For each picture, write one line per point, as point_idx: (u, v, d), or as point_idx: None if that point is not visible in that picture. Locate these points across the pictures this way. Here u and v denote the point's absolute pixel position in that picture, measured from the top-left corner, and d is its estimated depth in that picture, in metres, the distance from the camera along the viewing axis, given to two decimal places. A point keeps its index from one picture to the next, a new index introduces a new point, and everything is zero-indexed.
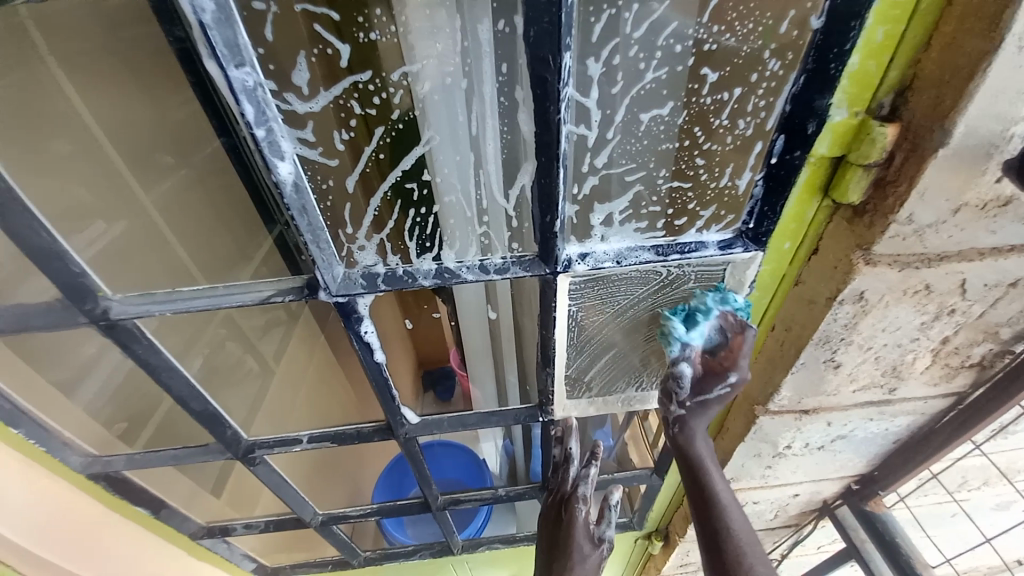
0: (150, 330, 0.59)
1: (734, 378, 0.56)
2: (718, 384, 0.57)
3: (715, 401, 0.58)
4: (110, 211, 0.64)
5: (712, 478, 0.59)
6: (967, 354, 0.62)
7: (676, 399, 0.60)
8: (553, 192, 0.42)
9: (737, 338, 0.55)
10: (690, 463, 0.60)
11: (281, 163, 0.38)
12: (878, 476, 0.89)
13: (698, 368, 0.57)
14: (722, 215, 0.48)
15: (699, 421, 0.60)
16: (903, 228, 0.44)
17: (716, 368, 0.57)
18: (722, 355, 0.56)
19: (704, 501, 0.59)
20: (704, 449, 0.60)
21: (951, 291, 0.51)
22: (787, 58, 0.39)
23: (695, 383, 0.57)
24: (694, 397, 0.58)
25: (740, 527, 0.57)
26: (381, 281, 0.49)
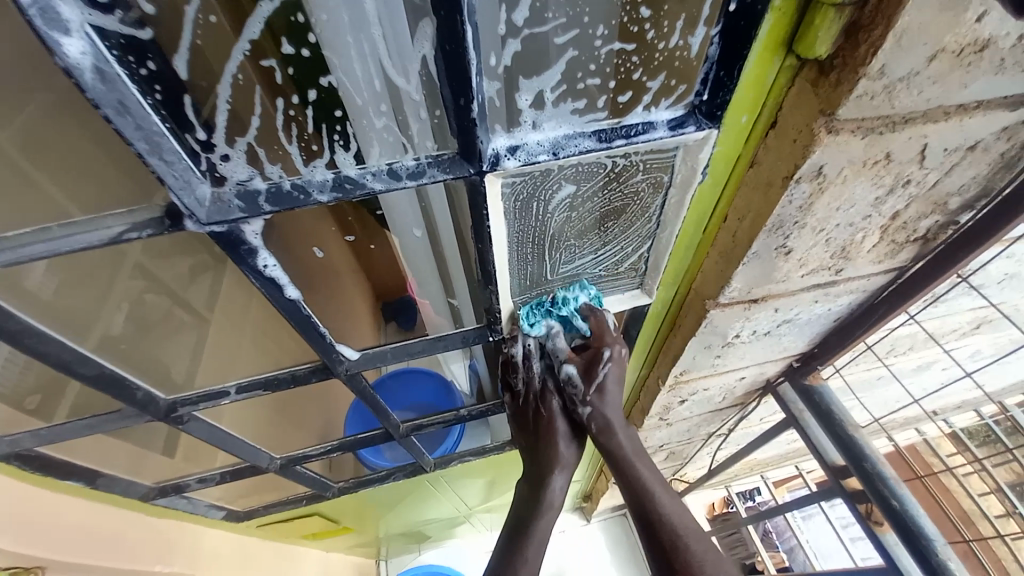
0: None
1: (608, 355, 0.66)
2: (600, 364, 0.66)
3: (609, 381, 0.68)
4: None
5: (638, 469, 0.67)
6: (913, 228, 0.62)
7: (581, 393, 0.68)
8: (465, 63, 0.32)
9: (596, 323, 0.67)
10: (617, 457, 0.68)
11: (68, 41, 0.26)
12: (818, 352, 0.94)
13: (579, 361, 0.67)
14: (672, 86, 0.40)
15: (608, 408, 0.69)
16: (873, 84, 0.38)
17: (589, 355, 0.67)
18: (593, 340, 0.67)
19: (639, 491, 0.66)
20: (621, 433, 0.69)
21: (910, 159, 0.48)
22: None
23: (584, 372, 0.67)
24: (590, 387, 0.67)
25: (675, 510, 0.64)
26: (264, 202, 0.39)
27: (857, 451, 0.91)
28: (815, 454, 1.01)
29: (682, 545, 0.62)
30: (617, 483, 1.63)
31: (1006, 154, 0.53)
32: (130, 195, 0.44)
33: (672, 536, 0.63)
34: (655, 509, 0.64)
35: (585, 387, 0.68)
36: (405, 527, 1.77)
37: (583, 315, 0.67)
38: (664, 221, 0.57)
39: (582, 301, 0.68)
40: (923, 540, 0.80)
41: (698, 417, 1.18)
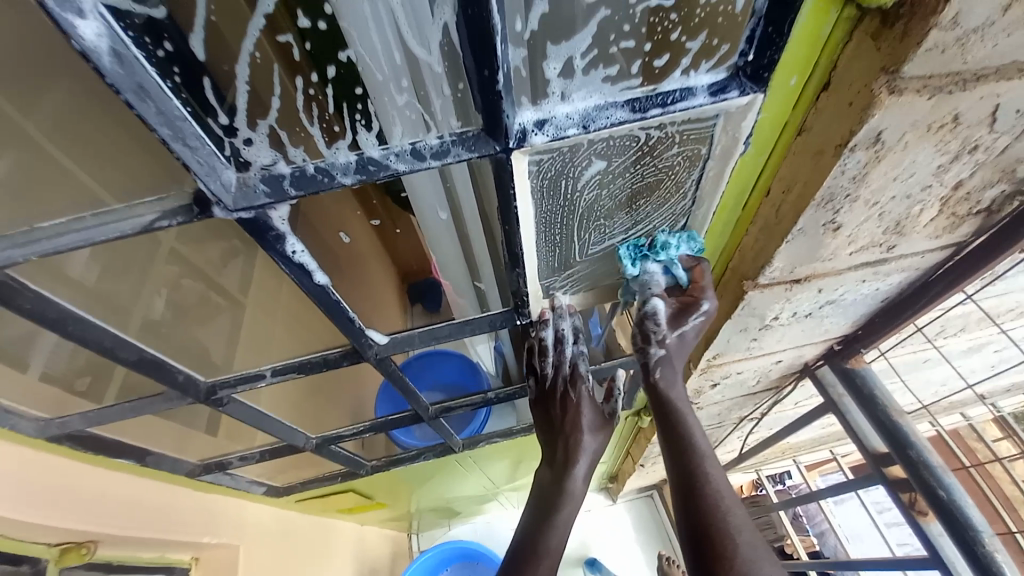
0: (25, 276, 0.48)
1: (706, 305, 0.61)
2: (693, 313, 0.62)
3: (692, 333, 0.63)
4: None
5: (691, 427, 0.62)
6: (976, 200, 0.56)
7: (659, 334, 0.63)
8: (488, 28, 0.30)
9: (699, 271, 0.62)
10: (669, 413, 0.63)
11: (81, 22, 0.25)
12: (861, 334, 0.89)
13: (671, 304, 0.63)
14: (713, 47, 0.37)
15: (677, 358, 0.65)
16: (945, 36, 0.34)
17: (687, 300, 0.62)
18: (689, 288, 0.63)
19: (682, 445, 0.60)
20: (678, 398, 0.64)
21: (979, 123, 0.43)
22: None
23: (676, 315, 0.62)
24: (674, 331, 0.62)
25: (719, 476, 0.58)
26: (288, 185, 0.38)
27: (902, 438, 0.86)
28: (856, 439, 0.97)
29: (722, 507, 0.56)
30: (645, 465, 1.62)
31: None
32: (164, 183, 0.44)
33: (714, 497, 0.56)
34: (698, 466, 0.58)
35: (665, 331, 0.62)
36: (435, 504, 1.82)
37: (682, 267, 0.62)
38: (700, 196, 0.54)
39: (683, 252, 0.61)
40: (971, 530, 0.77)
41: (730, 401, 1.15)
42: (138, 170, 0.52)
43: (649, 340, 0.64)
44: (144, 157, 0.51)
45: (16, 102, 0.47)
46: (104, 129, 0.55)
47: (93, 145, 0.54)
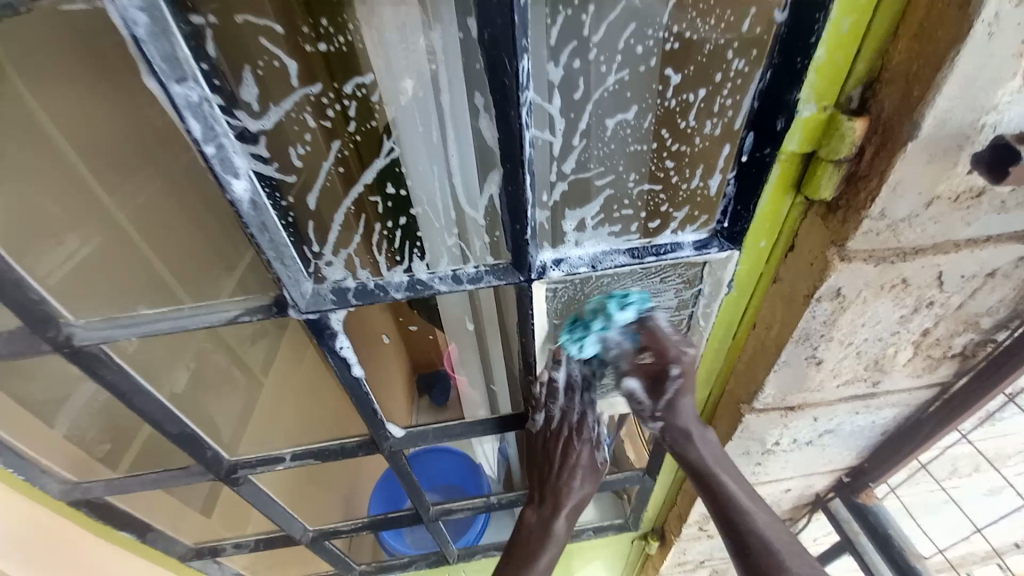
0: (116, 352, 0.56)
1: (675, 371, 0.57)
2: (668, 381, 0.58)
3: (679, 395, 0.60)
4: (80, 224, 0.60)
5: (721, 475, 0.60)
6: (948, 345, 0.62)
7: (648, 409, 0.62)
8: (521, 200, 0.41)
9: (648, 337, 0.56)
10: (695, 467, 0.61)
11: (236, 180, 0.37)
12: (868, 468, 0.88)
13: (642, 374, 0.59)
14: (695, 216, 0.47)
15: (682, 421, 0.61)
16: (877, 223, 0.42)
17: (652, 370, 0.58)
18: (654, 354, 0.57)
19: (724, 506, 0.59)
20: (698, 436, 0.61)
21: (928, 283, 0.50)
22: (752, 56, 0.37)
23: (648, 388, 0.60)
24: (658, 404, 0.60)
25: (763, 513, 0.58)
26: (351, 296, 0.48)
27: None
28: None
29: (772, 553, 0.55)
30: None
31: None
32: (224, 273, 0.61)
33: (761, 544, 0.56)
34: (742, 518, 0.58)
35: (650, 404, 0.61)
36: None
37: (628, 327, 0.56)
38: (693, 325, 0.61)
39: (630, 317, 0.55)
40: None
41: None
42: (195, 262, 0.66)
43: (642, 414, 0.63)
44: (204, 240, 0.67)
45: (104, 184, 0.60)
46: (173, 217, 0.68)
47: (161, 233, 0.68)
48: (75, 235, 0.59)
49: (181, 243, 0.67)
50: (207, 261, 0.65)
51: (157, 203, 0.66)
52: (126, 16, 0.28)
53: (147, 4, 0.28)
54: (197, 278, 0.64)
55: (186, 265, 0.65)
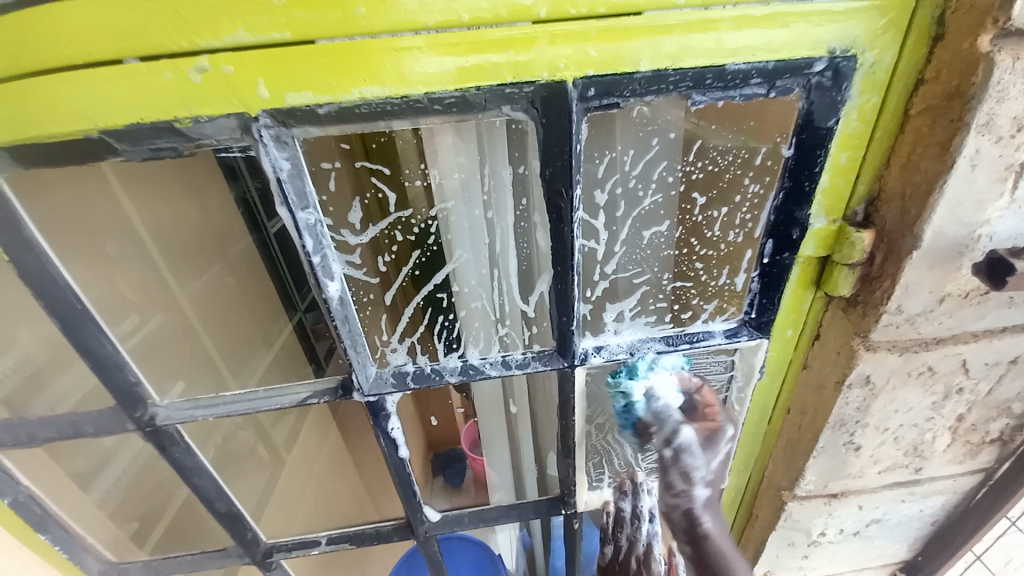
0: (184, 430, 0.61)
1: (731, 431, 0.48)
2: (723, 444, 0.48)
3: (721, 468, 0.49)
4: (152, 304, 0.69)
5: None
6: (985, 430, 0.62)
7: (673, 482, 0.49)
8: (569, 295, 0.46)
9: (707, 399, 0.50)
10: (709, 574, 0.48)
11: (331, 282, 0.43)
12: (923, 563, 0.83)
13: (698, 428, 0.49)
14: (725, 307, 0.52)
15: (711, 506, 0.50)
16: (895, 317, 0.46)
17: (710, 422, 0.49)
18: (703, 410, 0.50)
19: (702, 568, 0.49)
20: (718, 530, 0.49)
21: (954, 371, 0.53)
22: (766, 181, 0.44)
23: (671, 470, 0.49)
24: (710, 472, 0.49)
25: None
26: (410, 380, 0.51)
27: None
28: None
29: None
30: None
31: None
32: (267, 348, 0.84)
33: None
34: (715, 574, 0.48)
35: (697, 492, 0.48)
36: None
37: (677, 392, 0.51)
38: (728, 409, 0.62)
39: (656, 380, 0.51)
40: None
41: None
42: (242, 340, 0.84)
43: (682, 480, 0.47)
44: (248, 325, 0.86)
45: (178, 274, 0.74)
46: (227, 300, 0.84)
47: (214, 311, 0.82)
48: (148, 311, 0.68)
49: (230, 323, 0.84)
50: (248, 340, 0.85)
51: (203, 290, 0.79)
52: (275, 163, 0.37)
53: (292, 155, 0.37)
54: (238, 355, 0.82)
55: (229, 345, 0.82)
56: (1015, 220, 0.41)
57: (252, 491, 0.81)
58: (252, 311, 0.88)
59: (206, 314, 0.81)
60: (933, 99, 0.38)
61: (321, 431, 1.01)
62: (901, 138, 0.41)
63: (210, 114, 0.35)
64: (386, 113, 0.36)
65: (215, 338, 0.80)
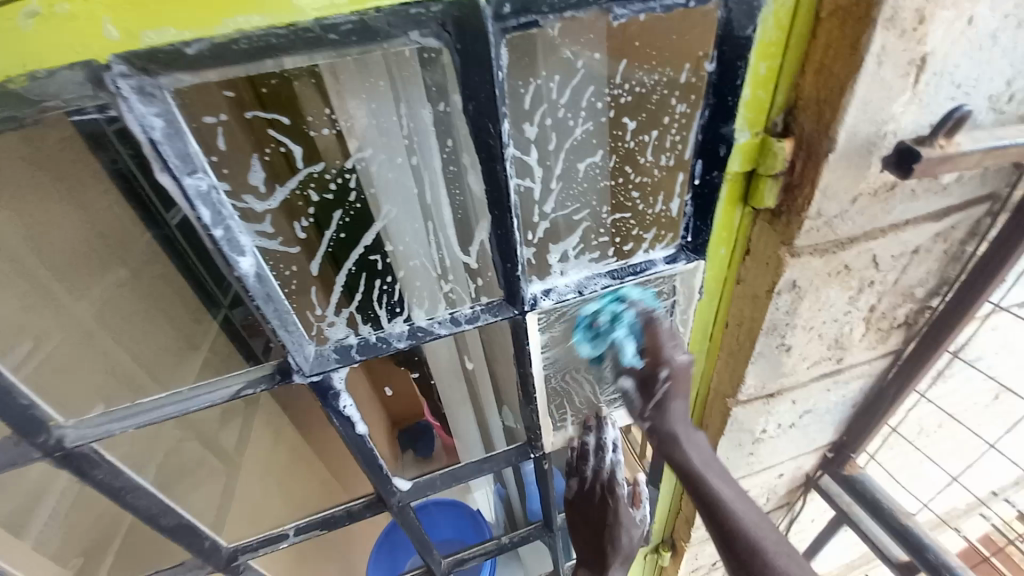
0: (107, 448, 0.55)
1: (666, 371, 0.54)
2: (658, 383, 0.55)
3: (671, 396, 0.57)
4: (46, 321, 0.59)
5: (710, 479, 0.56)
6: (893, 316, 0.70)
7: (637, 408, 0.59)
8: (510, 240, 0.45)
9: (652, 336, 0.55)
10: (684, 470, 0.57)
11: (242, 258, 0.38)
12: (848, 440, 0.94)
13: (633, 374, 0.57)
14: (662, 235, 0.53)
15: (671, 423, 0.58)
16: (815, 221, 0.49)
17: (642, 373, 0.56)
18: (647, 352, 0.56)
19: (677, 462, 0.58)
20: (686, 439, 0.58)
21: (867, 266, 0.58)
22: (692, 99, 0.43)
23: (640, 389, 0.57)
24: (648, 404, 0.57)
25: (733, 491, 0.56)
26: (355, 352, 0.48)
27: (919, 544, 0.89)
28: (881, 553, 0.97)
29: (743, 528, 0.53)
30: None
31: (949, 250, 0.63)
32: (194, 353, 0.78)
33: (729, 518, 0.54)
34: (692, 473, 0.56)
35: (642, 404, 0.58)
36: None
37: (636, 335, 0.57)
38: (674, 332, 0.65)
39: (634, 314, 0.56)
40: None
41: None
42: (159, 345, 0.78)
43: (648, 400, 0.57)
44: (168, 328, 0.81)
45: (64, 283, 0.63)
46: (130, 306, 0.76)
47: (115, 317, 0.73)
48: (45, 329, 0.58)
49: (139, 330, 0.77)
50: (173, 347, 0.79)
51: (104, 296, 0.71)
52: (144, 121, 0.31)
53: (164, 110, 0.31)
54: (160, 359, 0.76)
55: (153, 355, 0.76)
56: (916, 115, 0.43)
57: (206, 501, 0.76)
58: (171, 314, 0.82)
59: (108, 321, 0.72)
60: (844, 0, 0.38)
61: (274, 427, 0.95)
62: (814, 40, 0.41)
63: (49, 68, 0.29)
64: (272, 48, 0.31)
65: (127, 347, 0.72)
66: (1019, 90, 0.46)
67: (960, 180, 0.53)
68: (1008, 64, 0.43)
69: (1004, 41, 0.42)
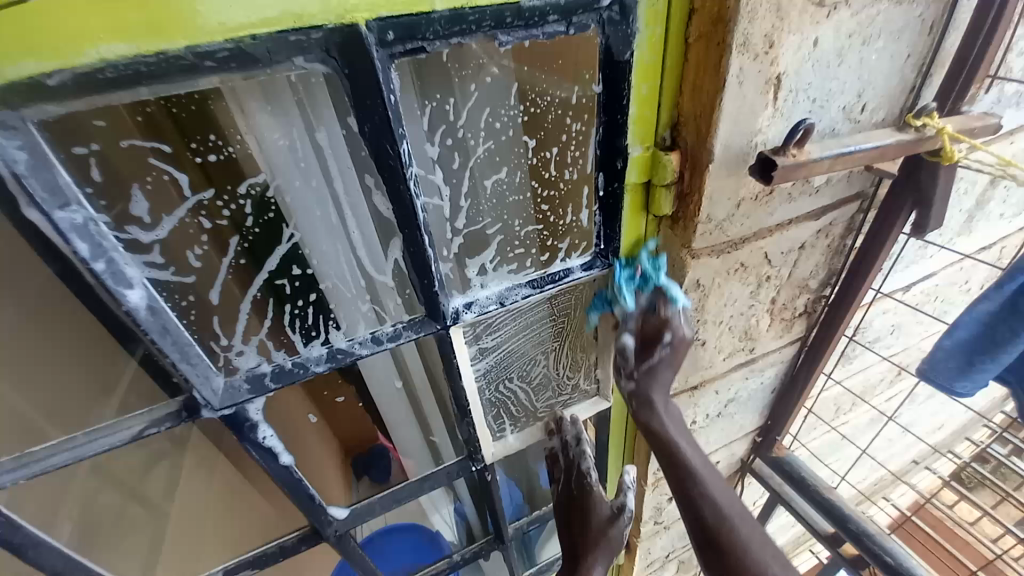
0: (8, 506, 0.48)
1: (668, 338, 0.57)
2: (659, 348, 0.58)
3: (663, 364, 0.59)
4: None
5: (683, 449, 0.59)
6: (794, 306, 0.77)
7: (626, 368, 0.61)
8: (424, 257, 0.45)
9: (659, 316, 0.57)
10: (656, 437, 0.59)
11: (131, 291, 0.37)
12: (772, 424, 1.01)
13: (636, 331, 0.59)
14: (577, 244, 0.55)
15: (655, 387, 0.59)
16: (707, 225, 0.53)
17: (647, 334, 0.58)
18: (652, 321, 0.58)
19: (662, 445, 0.59)
20: (664, 413, 0.60)
21: (761, 263, 0.63)
22: (585, 117, 0.46)
23: (640, 349, 0.59)
24: (640, 365, 0.59)
25: (715, 484, 0.57)
26: (269, 380, 0.47)
27: (839, 513, 0.97)
28: (809, 525, 1.04)
29: (733, 536, 0.55)
30: None
31: (833, 244, 0.70)
32: (107, 397, 0.57)
33: (725, 531, 0.55)
34: (697, 485, 0.57)
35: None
36: None
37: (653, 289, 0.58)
38: (600, 334, 0.68)
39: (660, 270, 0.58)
40: None
41: None
42: (73, 392, 0.60)
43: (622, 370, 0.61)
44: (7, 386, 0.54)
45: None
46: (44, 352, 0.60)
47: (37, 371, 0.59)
48: None
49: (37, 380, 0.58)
50: (83, 391, 0.61)
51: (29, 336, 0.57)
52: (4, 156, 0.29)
53: (29, 144, 0.30)
54: (71, 407, 0.58)
55: (61, 400, 0.58)
56: (781, 126, 0.49)
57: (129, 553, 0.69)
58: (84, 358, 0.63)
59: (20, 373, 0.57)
60: (706, 27, 0.43)
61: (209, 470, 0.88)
62: (688, 62, 0.45)
63: None
64: (143, 76, 0.30)
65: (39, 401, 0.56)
66: (868, 102, 0.53)
67: (830, 182, 0.60)
68: (854, 78, 0.50)
69: (848, 59, 0.48)
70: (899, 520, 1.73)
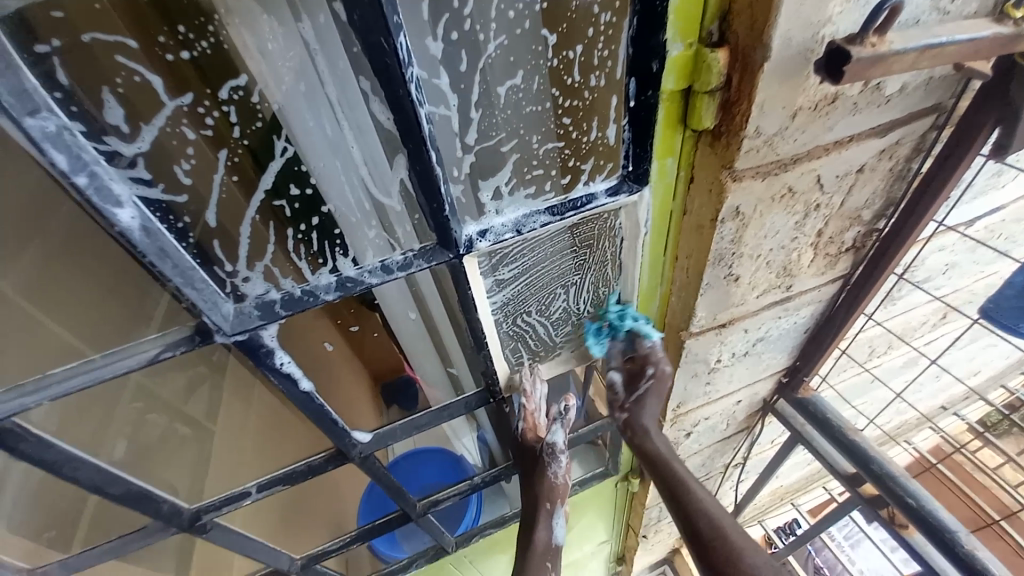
0: (54, 432, 0.52)
1: (650, 371, 0.74)
2: (643, 378, 0.74)
3: (648, 394, 0.76)
4: None
5: (673, 465, 0.72)
6: (841, 240, 0.69)
7: (619, 400, 0.78)
8: (433, 177, 0.41)
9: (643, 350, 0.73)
10: (652, 456, 0.74)
11: (120, 209, 0.35)
12: (801, 365, 0.97)
13: (625, 370, 0.76)
14: (602, 165, 0.50)
15: (645, 415, 0.75)
16: (754, 140, 0.46)
17: (633, 368, 0.75)
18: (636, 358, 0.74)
19: (658, 464, 0.73)
20: (656, 435, 0.75)
21: (811, 188, 0.56)
22: (616, 7, 0.40)
23: (627, 381, 0.76)
24: (630, 396, 0.76)
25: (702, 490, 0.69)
26: (279, 307, 0.46)
27: (862, 455, 0.94)
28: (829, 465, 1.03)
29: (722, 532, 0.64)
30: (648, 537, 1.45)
31: (895, 168, 0.62)
32: (134, 321, 0.58)
33: (710, 521, 0.65)
34: (685, 490, 0.69)
35: (625, 395, 0.77)
36: None
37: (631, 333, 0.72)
38: (624, 266, 0.64)
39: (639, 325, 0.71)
40: (948, 533, 0.82)
41: (708, 449, 1.15)
42: (100, 314, 0.60)
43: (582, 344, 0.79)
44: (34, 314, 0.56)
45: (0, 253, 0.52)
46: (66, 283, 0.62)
47: (65, 300, 0.61)
48: None
49: (65, 307, 0.60)
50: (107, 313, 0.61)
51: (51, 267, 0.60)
52: None
53: None
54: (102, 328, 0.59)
55: (88, 322, 0.59)
56: (854, 14, 0.41)
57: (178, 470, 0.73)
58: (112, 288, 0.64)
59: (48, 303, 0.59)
60: None
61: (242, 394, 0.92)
62: None
63: None
64: None
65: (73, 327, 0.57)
66: None
67: (904, 91, 0.51)
68: None
69: None
70: (922, 462, 1.70)
